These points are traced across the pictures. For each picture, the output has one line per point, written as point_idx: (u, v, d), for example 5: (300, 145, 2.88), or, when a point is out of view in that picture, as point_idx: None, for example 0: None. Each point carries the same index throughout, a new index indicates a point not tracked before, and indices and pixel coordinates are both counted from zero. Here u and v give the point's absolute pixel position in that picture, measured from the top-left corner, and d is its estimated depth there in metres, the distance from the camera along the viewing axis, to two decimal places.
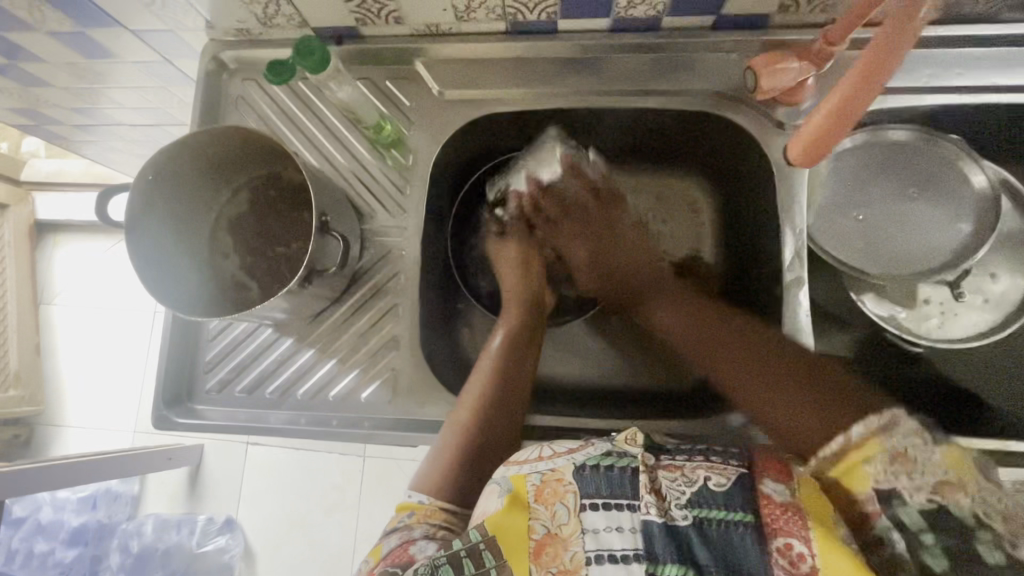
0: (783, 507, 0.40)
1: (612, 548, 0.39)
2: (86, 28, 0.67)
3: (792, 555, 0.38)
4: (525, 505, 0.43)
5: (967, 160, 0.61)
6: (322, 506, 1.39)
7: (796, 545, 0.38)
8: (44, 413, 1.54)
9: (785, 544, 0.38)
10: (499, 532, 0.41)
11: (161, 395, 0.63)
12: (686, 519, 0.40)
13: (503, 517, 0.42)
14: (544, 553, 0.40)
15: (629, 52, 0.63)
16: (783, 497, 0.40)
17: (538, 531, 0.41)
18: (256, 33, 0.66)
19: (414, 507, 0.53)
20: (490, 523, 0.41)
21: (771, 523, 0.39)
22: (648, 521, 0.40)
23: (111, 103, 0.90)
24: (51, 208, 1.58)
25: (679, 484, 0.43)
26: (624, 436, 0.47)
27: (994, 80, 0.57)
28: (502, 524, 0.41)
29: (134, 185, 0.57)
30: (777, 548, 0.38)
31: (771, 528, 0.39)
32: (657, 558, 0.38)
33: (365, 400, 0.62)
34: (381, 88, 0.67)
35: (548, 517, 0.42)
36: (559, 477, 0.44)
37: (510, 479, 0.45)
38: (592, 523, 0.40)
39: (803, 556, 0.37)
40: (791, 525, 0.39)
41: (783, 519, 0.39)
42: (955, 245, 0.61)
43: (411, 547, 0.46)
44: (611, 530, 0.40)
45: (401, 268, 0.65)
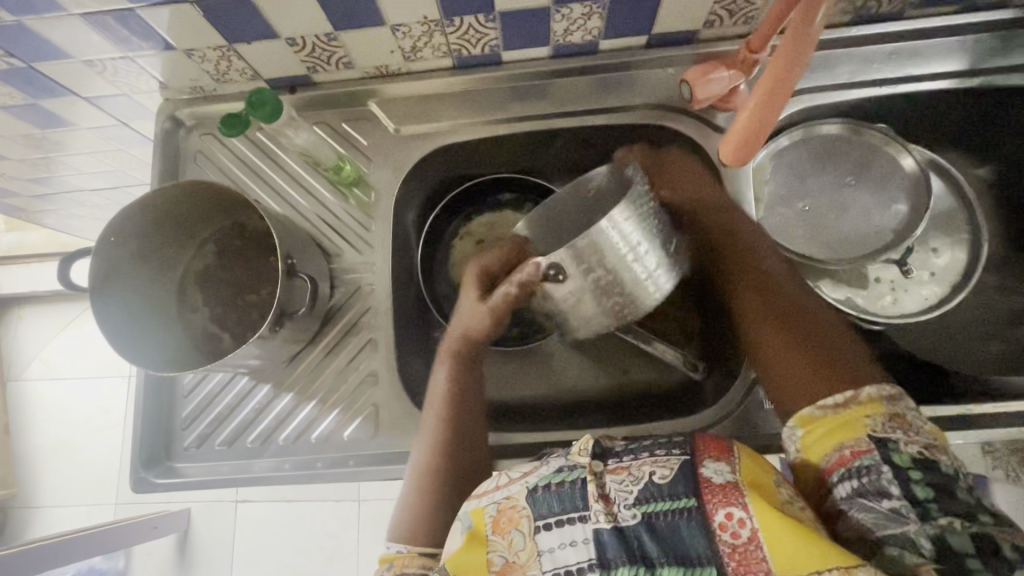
0: (723, 487, 0.42)
1: (568, 564, 0.42)
2: (39, 99, 0.68)
3: (733, 525, 0.40)
4: (483, 538, 0.45)
5: (895, 144, 0.65)
6: (321, 556, 1.35)
7: (736, 512, 0.40)
8: (19, 495, 1.48)
9: (727, 515, 0.40)
10: (461, 571, 0.43)
11: (139, 457, 0.62)
12: (634, 518, 0.43)
13: (462, 556, 0.44)
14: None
15: (572, 76, 0.66)
16: (722, 478, 0.42)
17: (497, 562, 0.44)
18: (210, 89, 0.68)
19: (393, 558, 0.52)
20: (450, 564, 0.44)
21: (711, 499, 0.41)
22: (598, 530, 0.43)
23: (70, 170, 0.90)
24: (14, 283, 1.55)
25: (626, 484, 0.44)
26: (578, 447, 0.48)
27: (905, 71, 0.63)
28: (463, 561, 0.44)
29: (97, 248, 0.58)
30: (721, 522, 0.40)
31: (712, 505, 0.41)
32: (609, 564, 0.41)
33: (348, 438, 0.62)
34: (339, 131, 0.68)
35: (505, 546, 0.44)
36: (513, 505, 0.46)
37: (470, 514, 0.47)
38: (547, 543, 0.43)
39: (743, 522, 0.39)
40: (730, 496, 0.41)
41: (722, 493, 0.41)
42: (896, 224, 0.65)
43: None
44: (566, 547, 0.43)
45: (372, 303, 0.66)
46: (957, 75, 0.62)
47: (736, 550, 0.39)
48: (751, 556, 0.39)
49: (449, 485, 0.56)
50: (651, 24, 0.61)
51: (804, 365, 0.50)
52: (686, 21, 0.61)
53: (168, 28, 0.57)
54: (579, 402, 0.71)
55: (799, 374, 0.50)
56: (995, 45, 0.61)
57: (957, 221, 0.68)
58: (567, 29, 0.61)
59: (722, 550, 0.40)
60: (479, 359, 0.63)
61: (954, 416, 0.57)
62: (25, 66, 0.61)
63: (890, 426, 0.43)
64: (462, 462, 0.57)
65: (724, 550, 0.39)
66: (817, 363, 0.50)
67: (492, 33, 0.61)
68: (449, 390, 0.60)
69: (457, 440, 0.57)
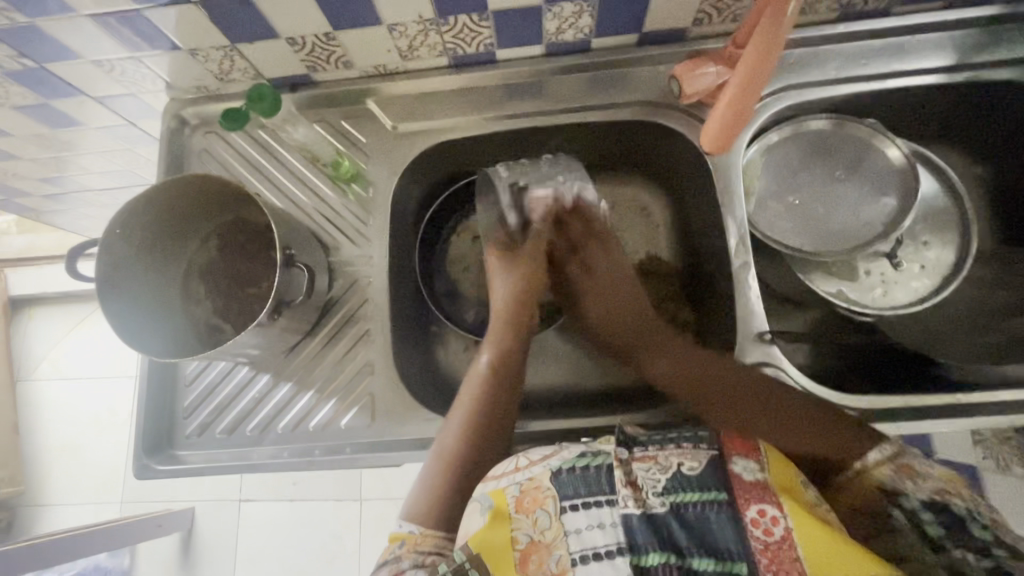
0: (753, 482, 0.44)
1: (596, 546, 0.42)
2: (50, 99, 0.70)
3: (765, 522, 0.41)
4: (507, 517, 0.44)
5: (881, 138, 0.66)
6: (322, 556, 1.36)
7: (768, 510, 0.42)
8: (26, 493, 1.51)
9: (759, 511, 0.42)
10: (485, 550, 0.42)
11: (141, 444, 0.63)
12: (663, 506, 0.44)
13: (487, 534, 0.43)
14: (530, 561, 0.42)
15: (565, 74, 0.68)
16: (751, 475, 0.44)
17: (522, 540, 0.43)
18: (214, 88, 0.70)
19: (405, 537, 0.53)
20: (473, 543, 0.43)
21: (742, 496, 0.43)
22: (627, 514, 0.43)
23: (79, 170, 0.93)
24: (26, 284, 1.58)
25: (654, 473, 0.46)
26: (600, 438, 0.50)
27: (893, 66, 0.63)
28: (487, 540, 0.43)
29: (102, 240, 0.58)
30: (752, 518, 0.42)
31: (743, 500, 0.43)
32: (639, 548, 0.41)
33: (345, 426, 0.64)
34: (338, 128, 0.70)
35: (530, 525, 0.44)
36: (537, 485, 0.46)
37: (489, 495, 0.47)
38: (573, 524, 0.43)
39: (776, 520, 0.41)
40: (761, 494, 0.43)
41: (753, 490, 0.43)
42: (885, 218, 0.66)
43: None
44: (593, 528, 0.43)
45: (369, 295, 0.68)
46: (944, 70, 0.63)
47: (768, 547, 0.40)
48: (784, 555, 0.40)
49: (468, 470, 0.56)
50: (641, 22, 0.63)
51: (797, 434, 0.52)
52: (675, 19, 0.62)
53: (173, 28, 0.59)
54: (577, 394, 0.72)
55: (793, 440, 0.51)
56: (981, 40, 0.62)
57: (946, 215, 0.69)
58: (559, 28, 0.63)
59: (753, 545, 0.41)
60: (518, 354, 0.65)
61: (943, 406, 0.58)
62: (36, 66, 0.64)
63: (901, 475, 0.46)
64: (485, 449, 0.58)
65: (756, 545, 0.41)
66: (804, 429, 0.52)
67: (485, 32, 0.63)
68: (486, 381, 0.62)
69: (486, 425, 0.59)
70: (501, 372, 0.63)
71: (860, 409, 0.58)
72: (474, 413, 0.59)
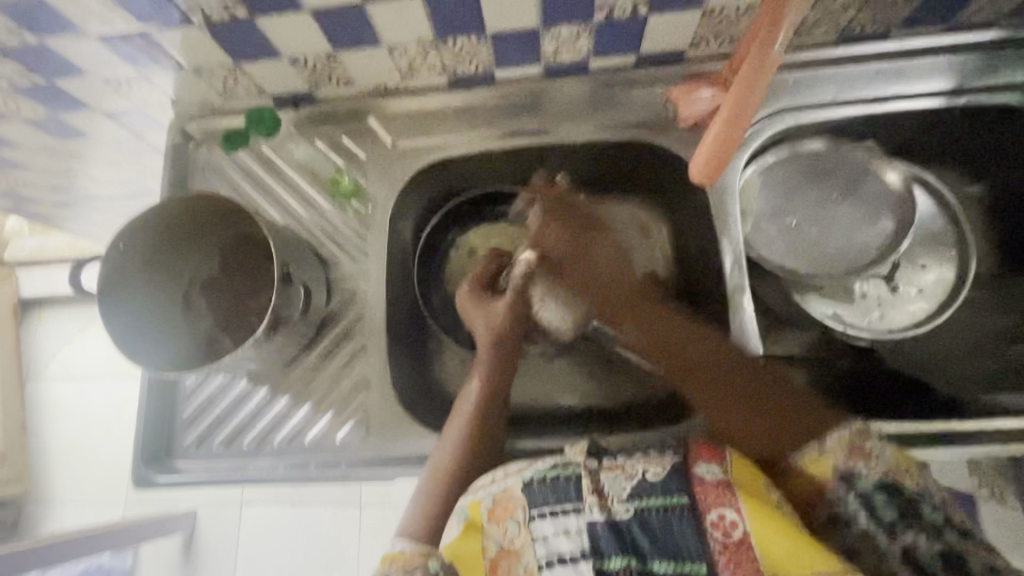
0: (716, 486, 0.43)
1: (561, 552, 0.42)
2: (59, 113, 0.72)
3: (725, 525, 0.41)
4: (480, 528, 0.45)
5: (878, 161, 0.66)
6: (322, 561, 1.37)
7: (728, 514, 0.41)
8: (33, 491, 1.53)
9: (719, 515, 0.41)
10: (457, 559, 0.44)
11: (141, 454, 0.65)
12: (627, 512, 0.43)
13: (459, 545, 0.45)
14: (499, 568, 0.43)
15: (563, 94, 0.68)
16: (714, 477, 0.43)
17: (492, 549, 0.44)
18: (218, 105, 0.71)
19: (395, 557, 0.50)
20: (447, 552, 0.45)
21: (704, 500, 0.42)
22: (592, 522, 0.43)
23: (89, 179, 0.95)
24: (36, 286, 1.60)
25: (620, 481, 0.45)
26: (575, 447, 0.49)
27: (891, 90, 0.64)
28: (462, 551, 0.44)
29: (106, 255, 0.60)
30: (712, 521, 0.41)
31: (705, 504, 0.42)
32: (603, 554, 0.41)
33: (341, 440, 0.64)
34: (338, 144, 0.71)
35: (500, 533, 0.44)
36: (509, 495, 0.46)
37: (466, 506, 0.47)
38: (541, 531, 0.43)
39: (735, 523, 0.41)
40: (723, 496, 0.42)
41: (715, 494, 0.42)
42: (882, 238, 0.66)
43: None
44: (559, 535, 0.43)
45: (367, 310, 0.69)
46: (943, 94, 0.63)
47: (728, 547, 0.40)
48: (743, 557, 0.40)
49: (461, 485, 0.57)
50: (639, 45, 0.63)
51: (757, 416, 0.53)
52: (673, 42, 0.63)
53: (178, 48, 0.61)
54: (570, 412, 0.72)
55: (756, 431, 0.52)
56: (980, 66, 0.62)
57: (944, 239, 0.68)
58: (557, 49, 0.63)
59: (713, 546, 0.41)
60: (506, 370, 0.64)
61: (938, 433, 0.57)
62: (46, 83, 0.65)
63: (852, 459, 0.46)
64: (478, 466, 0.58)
65: (714, 545, 0.41)
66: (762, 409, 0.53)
67: (484, 53, 0.63)
68: (476, 402, 0.62)
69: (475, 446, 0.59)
70: (491, 394, 0.62)
71: None
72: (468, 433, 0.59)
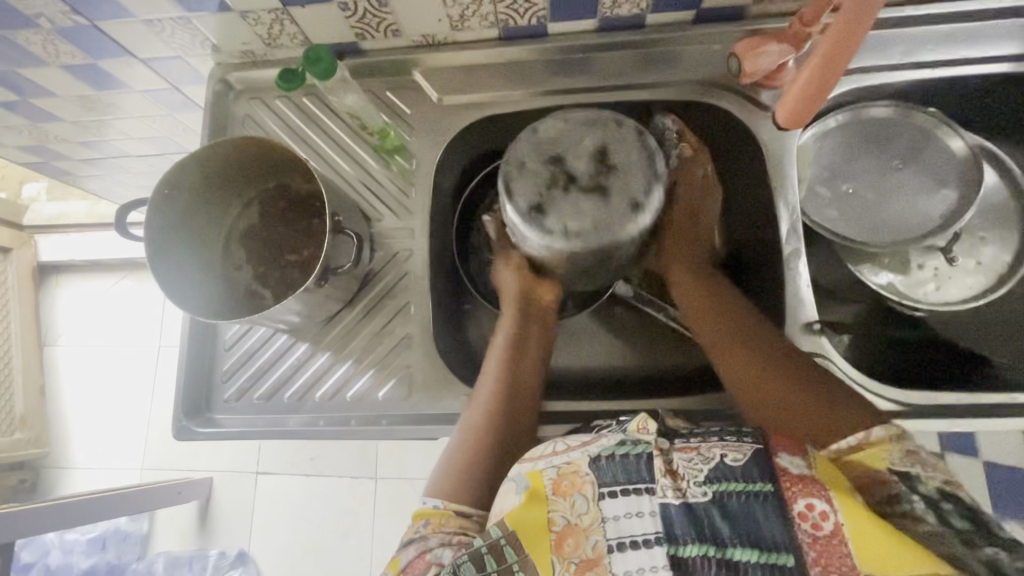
0: (801, 476, 0.40)
1: (633, 534, 0.39)
2: (97, 59, 0.70)
3: (814, 517, 0.38)
4: (544, 499, 0.42)
5: (945, 128, 0.64)
6: (337, 531, 1.37)
7: (817, 504, 0.39)
8: (50, 454, 1.54)
9: (808, 505, 0.39)
10: (520, 529, 0.40)
11: (180, 406, 0.64)
12: (705, 496, 0.40)
13: (522, 513, 0.41)
14: (565, 545, 0.40)
15: (616, 50, 0.66)
16: (800, 469, 0.41)
17: (558, 523, 0.41)
18: (260, 54, 0.69)
19: (429, 515, 0.52)
20: (508, 519, 0.41)
21: (790, 488, 0.40)
22: (665, 504, 0.40)
23: (118, 134, 0.93)
24: (55, 250, 1.59)
25: (695, 463, 0.43)
26: (635, 424, 0.46)
27: (958, 54, 0.60)
28: (524, 522, 0.41)
29: (152, 199, 0.59)
30: (800, 512, 0.39)
31: (792, 493, 0.39)
32: (677, 539, 0.38)
33: (381, 398, 0.63)
34: (382, 99, 0.70)
35: (567, 508, 0.41)
36: (575, 469, 0.43)
37: (527, 475, 0.44)
38: (611, 511, 0.40)
39: (826, 514, 0.38)
40: (811, 487, 0.39)
41: (802, 483, 0.40)
42: (942, 210, 0.65)
43: (427, 556, 0.46)
44: (632, 517, 0.40)
45: (409, 269, 0.67)
46: (1015, 59, 0.60)
47: (818, 542, 0.37)
48: (834, 551, 0.37)
49: (497, 446, 0.57)
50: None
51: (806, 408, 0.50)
52: None
53: None
54: (606, 375, 0.71)
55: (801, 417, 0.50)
56: None
57: (1004, 211, 0.67)
58: (616, 2, 0.61)
59: (801, 538, 0.38)
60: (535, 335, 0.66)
61: (997, 406, 0.56)
62: (87, 24, 0.64)
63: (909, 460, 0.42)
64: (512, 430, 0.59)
65: (803, 538, 0.38)
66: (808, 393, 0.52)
67: (539, 3, 0.61)
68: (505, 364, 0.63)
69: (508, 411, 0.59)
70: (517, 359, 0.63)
71: (907, 405, 0.56)
72: (498, 398, 0.60)
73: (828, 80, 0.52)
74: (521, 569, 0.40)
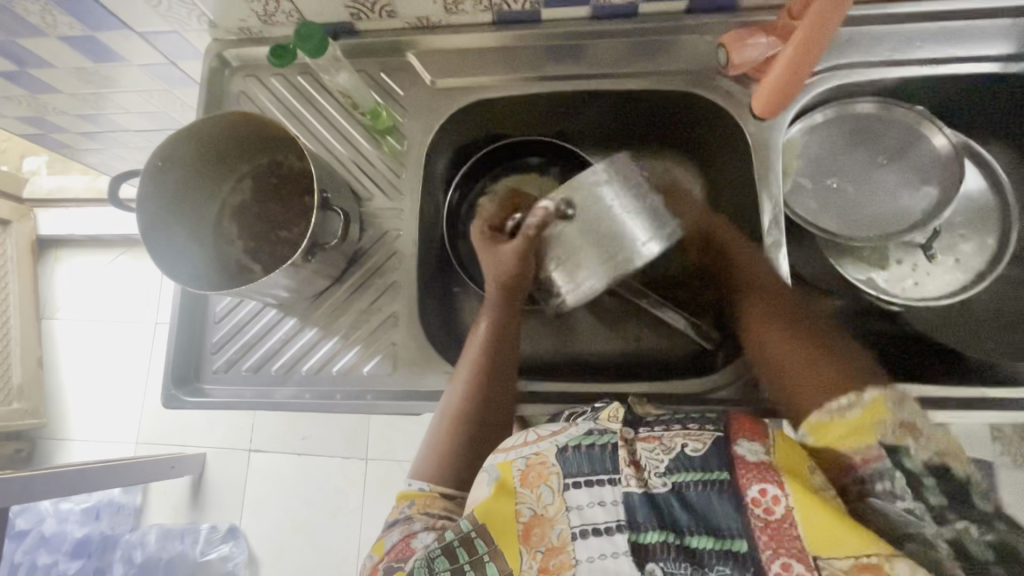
0: (757, 464, 0.41)
1: (596, 522, 0.41)
2: (95, 32, 0.71)
3: (766, 501, 0.39)
4: (511, 491, 0.43)
5: (927, 124, 0.65)
6: (327, 509, 1.40)
7: (770, 489, 0.39)
8: (47, 425, 1.56)
9: (761, 491, 0.40)
10: (489, 522, 0.42)
11: (170, 374, 0.65)
12: (665, 486, 0.42)
13: (491, 506, 0.42)
14: (532, 534, 0.41)
15: (610, 38, 0.67)
16: (755, 456, 0.41)
17: (525, 514, 0.42)
18: (257, 31, 0.70)
19: (415, 497, 0.54)
20: (478, 512, 0.42)
21: (744, 477, 0.41)
22: (629, 493, 0.42)
23: (117, 108, 0.94)
24: (54, 223, 1.60)
25: (657, 453, 0.44)
26: (607, 412, 0.48)
27: (943, 55, 0.61)
28: (492, 512, 0.42)
29: (144, 171, 0.60)
30: (754, 497, 0.40)
31: (745, 481, 0.41)
32: (638, 526, 0.40)
33: (367, 373, 0.65)
34: (375, 79, 0.70)
35: (534, 499, 0.43)
36: (542, 460, 0.44)
37: (498, 466, 0.45)
38: (575, 500, 0.42)
39: (778, 499, 0.39)
40: (765, 473, 0.40)
41: (757, 471, 0.41)
42: (924, 207, 0.65)
43: (412, 539, 0.48)
44: (594, 506, 0.41)
45: (398, 248, 0.68)
46: (998, 59, 0.60)
47: (770, 525, 0.39)
48: (786, 534, 0.38)
49: (470, 425, 0.58)
50: None
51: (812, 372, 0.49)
52: None
53: None
54: (596, 361, 0.74)
55: (800, 373, 0.51)
56: None
57: (986, 209, 0.68)
58: None
59: (754, 523, 0.39)
60: (511, 325, 0.65)
61: (967, 398, 0.57)
62: None
63: (902, 433, 0.42)
64: (485, 414, 0.59)
65: (756, 523, 0.39)
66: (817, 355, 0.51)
67: None
68: (483, 343, 0.63)
69: (484, 394, 0.60)
70: (494, 337, 0.63)
71: None
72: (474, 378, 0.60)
73: (800, 72, 0.56)
74: (491, 560, 0.41)
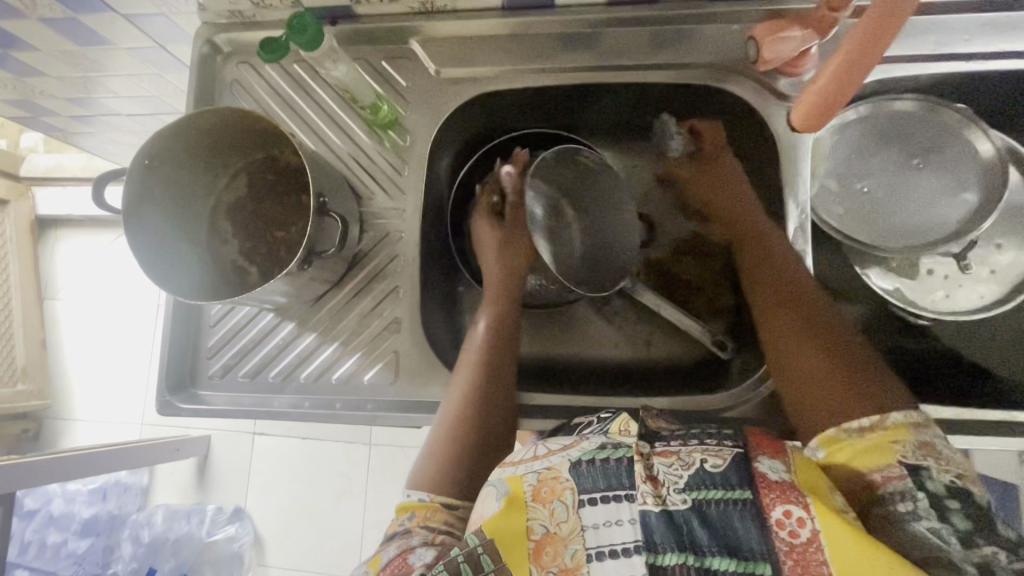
0: (779, 483, 0.39)
1: (613, 543, 0.38)
2: (77, 14, 0.66)
3: (791, 524, 0.37)
4: (522, 504, 0.41)
5: (972, 127, 0.59)
6: (331, 494, 1.40)
7: (795, 511, 0.37)
8: (53, 407, 1.57)
9: (785, 512, 0.37)
10: (499, 539, 0.39)
11: (165, 382, 0.63)
12: (685, 503, 0.39)
13: (502, 524, 0.40)
14: (543, 554, 0.39)
15: (629, 26, 0.61)
16: (777, 474, 0.40)
17: (536, 531, 0.40)
18: (249, 15, 0.65)
19: (414, 507, 0.52)
20: (485, 527, 0.40)
21: (768, 497, 0.39)
22: (645, 511, 0.39)
23: (107, 92, 0.89)
24: (52, 205, 1.57)
25: (676, 468, 0.42)
26: (618, 428, 0.47)
27: (995, 46, 0.55)
28: (502, 529, 0.40)
29: (130, 170, 0.56)
30: (777, 519, 0.37)
31: (770, 500, 0.38)
32: (657, 548, 0.37)
33: (368, 381, 0.62)
34: (376, 68, 0.65)
35: (546, 516, 0.40)
36: (556, 475, 0.42)
37: (507, 480, 0.43)
38: (591, 519, 0.39)
39: (803, 521, 0.36)
40: (788, 494, 0.38)
41: (781, 490, 0.39)
42: (961, 216, 0.60)
43: (409, 556, 0.44)
44: (611, 525, 0.39)
45: (400, 251, 0.65)
46: None
47: (795, 550, 0.36)
48: (811, 559, 0.35)
49: (473, 432, 0.56)
50: None
51: (833, 390, 0.47)
52: None
53: None
54: (609, 367, 0.71)
55: (808, 383, 0.49)
56: None
57: None
58: None
59: (778, 547, 0.36)
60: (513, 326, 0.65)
61: (997, 420, 0.54)
62: None
63: (921, 454, 0.41)
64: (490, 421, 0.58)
65: (781, 548, 0.36)
66: (851, 374, 0.48)
67: None
68: (483, 345, 0.62)
69: (489, 402, 0.58)
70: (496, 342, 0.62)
71: None
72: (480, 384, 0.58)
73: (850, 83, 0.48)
74: None
